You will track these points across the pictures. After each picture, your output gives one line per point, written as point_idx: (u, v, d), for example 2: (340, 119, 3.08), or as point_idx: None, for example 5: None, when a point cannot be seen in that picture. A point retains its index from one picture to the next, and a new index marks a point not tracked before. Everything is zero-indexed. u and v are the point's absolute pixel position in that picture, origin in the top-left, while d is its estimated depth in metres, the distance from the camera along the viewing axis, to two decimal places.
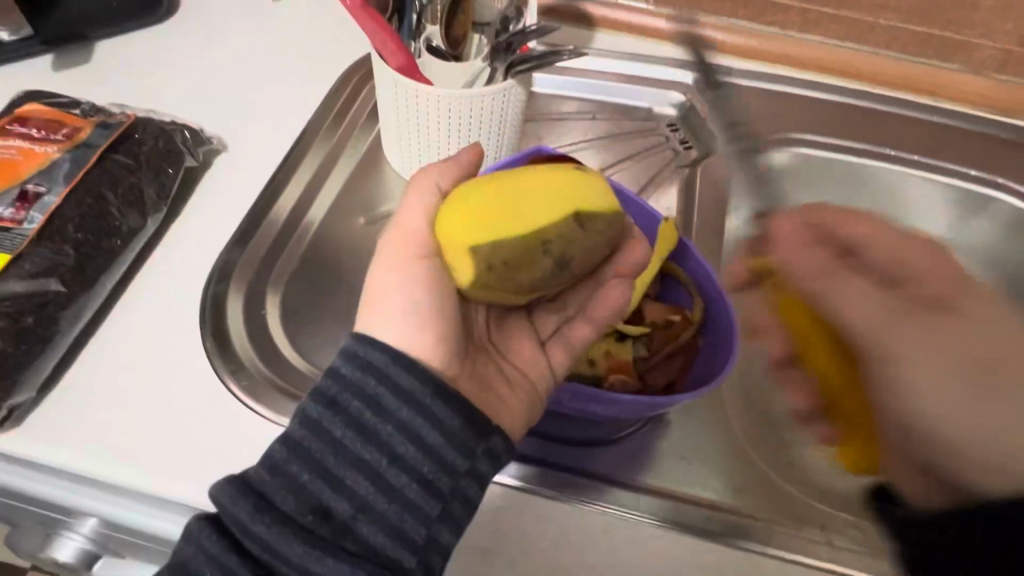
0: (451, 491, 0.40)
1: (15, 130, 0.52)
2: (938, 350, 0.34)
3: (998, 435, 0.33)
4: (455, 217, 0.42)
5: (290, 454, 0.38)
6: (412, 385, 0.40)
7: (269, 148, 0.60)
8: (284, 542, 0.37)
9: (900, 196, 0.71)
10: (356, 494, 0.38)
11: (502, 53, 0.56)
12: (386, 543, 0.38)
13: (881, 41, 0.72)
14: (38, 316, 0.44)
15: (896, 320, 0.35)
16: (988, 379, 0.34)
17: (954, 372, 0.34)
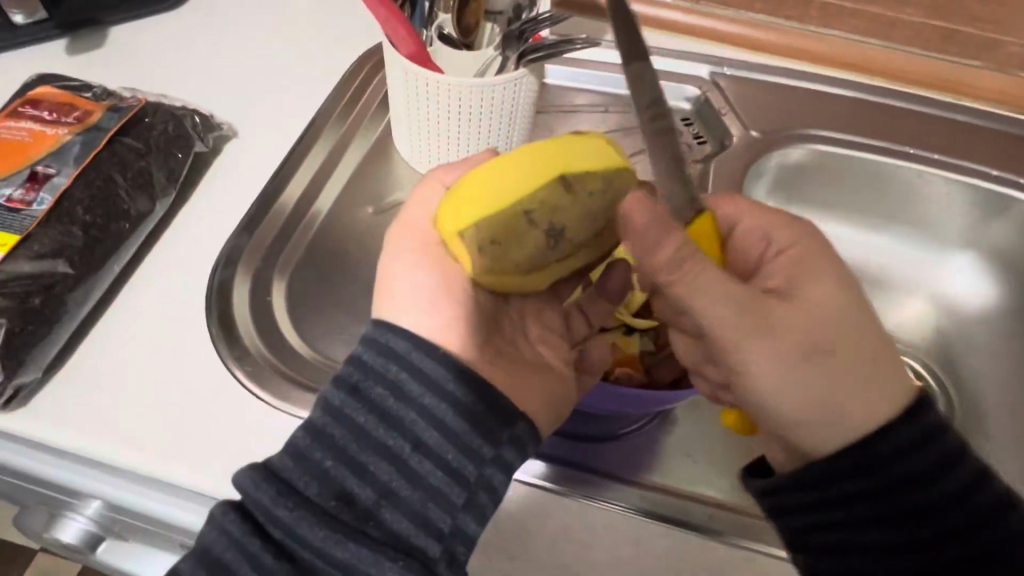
0: (476, 478, 0.39)
1: (27, 112, 0.53)
2: (777, 346, 0.39)
3: (819, 409, 0.40)
4: (446, 202, 0.40)
5: (314, 441, 0.39)
6: (435, 372, 0.40)
7: (279, 133, 0.60)
8: (306, 527, 0.37)
9: (918, 196, 0.69)
10: (379, 479, 0.38)
11: (514, 41, 0.55)
12: (409, 529, 0.37)
13: (903, 36, 0.70)
14: (45, 298, 0.44)
15: (749, 325, 0.38)
16: (817, 364, 0.39)
17: (788, 362, 0.39)
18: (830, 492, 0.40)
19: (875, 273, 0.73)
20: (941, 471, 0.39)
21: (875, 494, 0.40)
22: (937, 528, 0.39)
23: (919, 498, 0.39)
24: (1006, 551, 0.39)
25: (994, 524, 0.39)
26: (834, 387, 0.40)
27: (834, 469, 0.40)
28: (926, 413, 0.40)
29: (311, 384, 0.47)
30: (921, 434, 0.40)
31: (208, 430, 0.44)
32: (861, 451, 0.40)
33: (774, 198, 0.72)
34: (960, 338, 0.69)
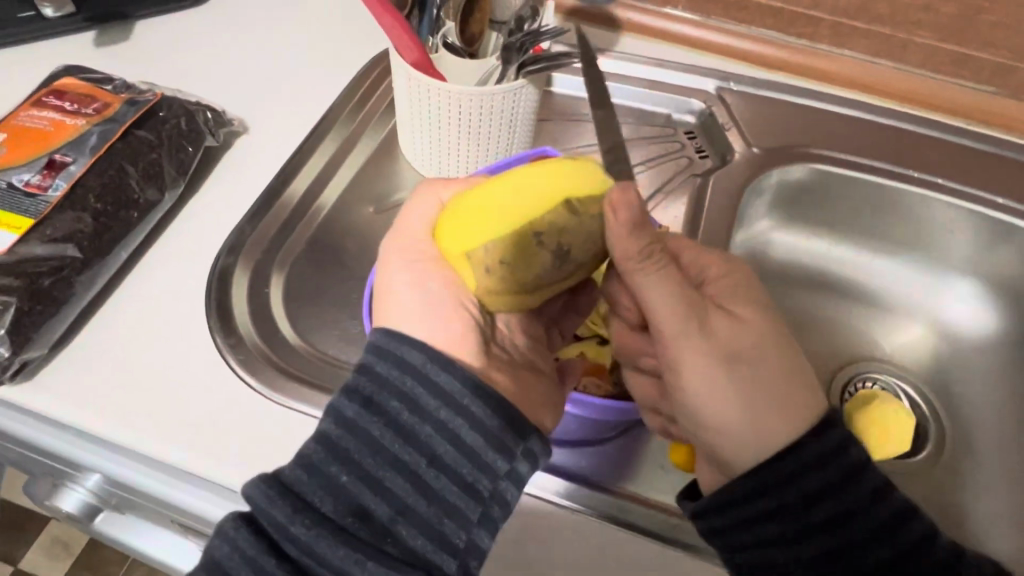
0: (490, 493, 0.40)
1: (50, 102, 0.56)
2: (706, 350, 0.41)
3: (745, 418, 0.41)
4: (450, 229, 0.43)
5: (328, 455, 0.39)
6: (452, 387, 0.40)
7: (290, 131, 0.62)
8: (325, 545, 0.36)
9: (921, 219, 0.68)
10: (396, 495, 0.38)
11: (515, 52, 0.56)
12: (426, 546, 0.38)
13: (914, 58, 0.70)
14: (53, 280, 0.47)
15: (678, 327, 0.41)
16: (744, 373, 0.41)
17: (717, 367, 0.41)
18: (751, 512, 0.41)
19: (875, 296, 0.72)
20: (848, 486, 0.40)
21: (793, 508, 0.40)
22: (857, 538, 0.40)
23: (830, 512, 0.40)
24: (911, 557, 0.40)
25: (901, 532, 0.40)
26: (761, 399, 0.41)
27: (754, 489, 0.41)
28: (834, 430, 0.41)
29: (299, 373, 0.49)
30: (831, 449, 0.41)
31: (200, 413, 0.47)
32: (776, 468, 0.41)
33: (772, 216, 0.72)
34: (957, 364, 0.68)
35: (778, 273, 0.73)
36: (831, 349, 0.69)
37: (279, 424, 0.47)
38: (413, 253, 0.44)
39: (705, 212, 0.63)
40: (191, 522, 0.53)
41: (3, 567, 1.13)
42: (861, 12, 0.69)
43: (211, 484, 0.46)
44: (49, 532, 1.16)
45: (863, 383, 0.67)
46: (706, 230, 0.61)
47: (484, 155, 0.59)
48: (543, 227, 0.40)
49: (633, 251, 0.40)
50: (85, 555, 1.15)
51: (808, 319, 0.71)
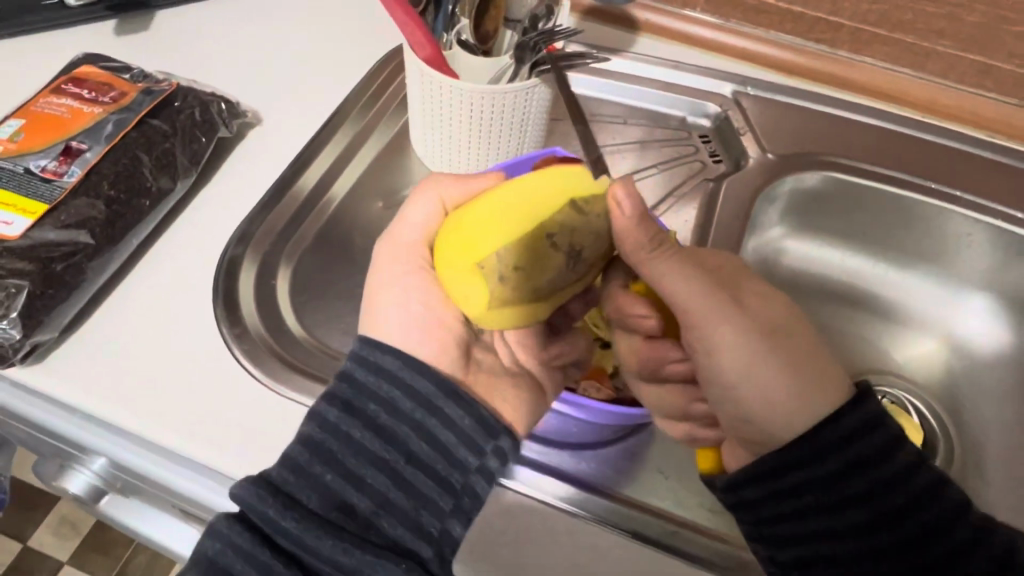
0: (462, 487, 0.41)
1: (69, 89, 0.56)
2: (743, 325, 0.41)
3: (790, 389, 0.40)
4: (449, 247, 0.42)
5: (313, 455, 0.39)
6: (428, 390, 0.41)
7: (303, 124, 0.63)
8: (314, 539, 0.37)
9: (940, 232, 0.67)
10: (377, 490, 0.39)
11: (529, 51, 0.56)
12: (405, 535, 0.39)
13: (936, 68, 0.69)
14: (65, 265, 0.48)
15: (715, 302, 0.41)
16: (779, 344, 0.41)
17: (755, 341, 0.41)
18: (780, 485, 0.41)
19: (889, 306, 0.72)
20: (882, 459, 0.40)
21: (825, 481, 0.40)
22: (893, 507, 0.40)
23: (862, 485, 0.40)
24: (946, 529, 0.40)
25: (936, 503, 0.40)
26: (802, 369, 0.41)
27: (784, 463, 0.41)
28: (868, 403, 0.41)
29: (303, 366, 0.49)
30: (865, 423, 0.40)
31: (206, 401, 0.47)
32: (812, 442, 0.40)
33: (784, 223, 0.72)
34: (969, 380, 0.67)
35: (789, 281, 0.72)
36: (840, 359, 0.68)
37: (281, 414, 0.47)
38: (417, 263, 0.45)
39: (716, 216, 0.62)
40: (191, 507, 0.54)
41: (13, 544, 1.15)
42: (883, 19, 0.67)
43: (213, 472, 0.47)
44: (58, 511, 1.19)
45: None
46: (716, 236, 0.60)
47: (494, 153, 0.59)
48: (554, 228, 0.41)
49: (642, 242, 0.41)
50: (92, 535, 1.18)
51: (818, 329, 0.70)
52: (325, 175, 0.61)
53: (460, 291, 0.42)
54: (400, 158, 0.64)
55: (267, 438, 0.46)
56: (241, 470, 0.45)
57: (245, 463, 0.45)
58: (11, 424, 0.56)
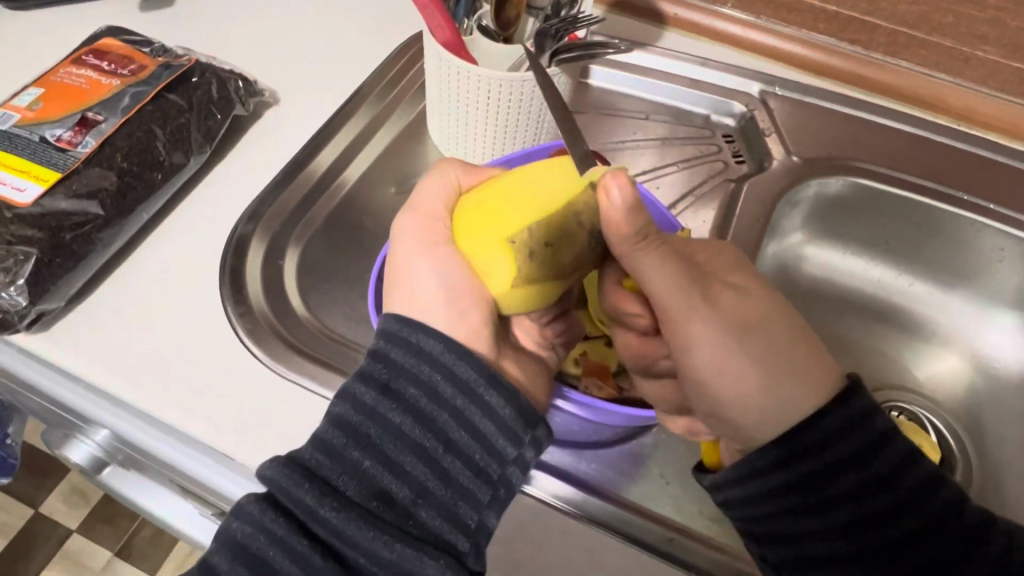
0: (499, 478, 0.39)
1: (90, 61, 0.56)
2: (715, 323, 0.39)
3: (766, 392, 0.39)
4: (472, 228, 0.42)
5: (349, 439, 0.38)
6: (469, 376, 0.40)
7: (320, 106, 0.62)
8: (354, 529, 0.35)
9: (971, 247, 0.64)
10: (416, 478, 0.38)
11: (550, 38, 0.57)
12: (443, 527, 0.37)
13: (975, 74, 0.66)
14: (75, 234, 0.48)
15: (689, 298, 0.39)
16: (754, 341, 0.39)
17: (728, 339, 0.39)
18: (767, 485, 0.39)
19: (914, 321, 0.69)
20: (872, 459, 0.38)
21: (812, 480, 0.39)
22: (883, 505, 0.38)
23: (852, 485, 0.38)
24: (937, 531, 0.38)
25: (925, 503, 0.38)
26: (779, 366, 0.39)
27: (773, 463, 0.39)
28: (858, 399, 0.39)
29: (305, 348, 0.49)
30: (852, 421, 0.38)
31: (208, 377, 0.47)
32: (797, 440, 0.38)
33: (805, 228, 0.69)
34: (992, 401, 0.65)
35: (809, 289, 0.70)
36: (855, 372, 0.66)
37: (279, 395, 0.47)
38: (428, 239, 0.43)
39: (734, 218, 0.60)
40: (187, 484, 0.54)
41: (25, 509, 1.17)
42: (921, 21, 0.65)
43: (210, 449, 0.46)
44: (70, 478, 1.21)
45: (887, 413, 0.63)
46: (733, 239, 0.59)
47: (511, 142, 0.58)
48: (581, 207, 0.41)
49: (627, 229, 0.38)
50: (101, 505, 1.20)
51: (836, 340, 0.68)
52: (338, 157, 0.60)
53: (488, 271, 0.42)
54: (415, 145, 0.63)
55: (265, 419, 0.46)
56: (236, 450, 0.45)
57: (239, 443, 0.45)
58: (20, 392, 0.57)
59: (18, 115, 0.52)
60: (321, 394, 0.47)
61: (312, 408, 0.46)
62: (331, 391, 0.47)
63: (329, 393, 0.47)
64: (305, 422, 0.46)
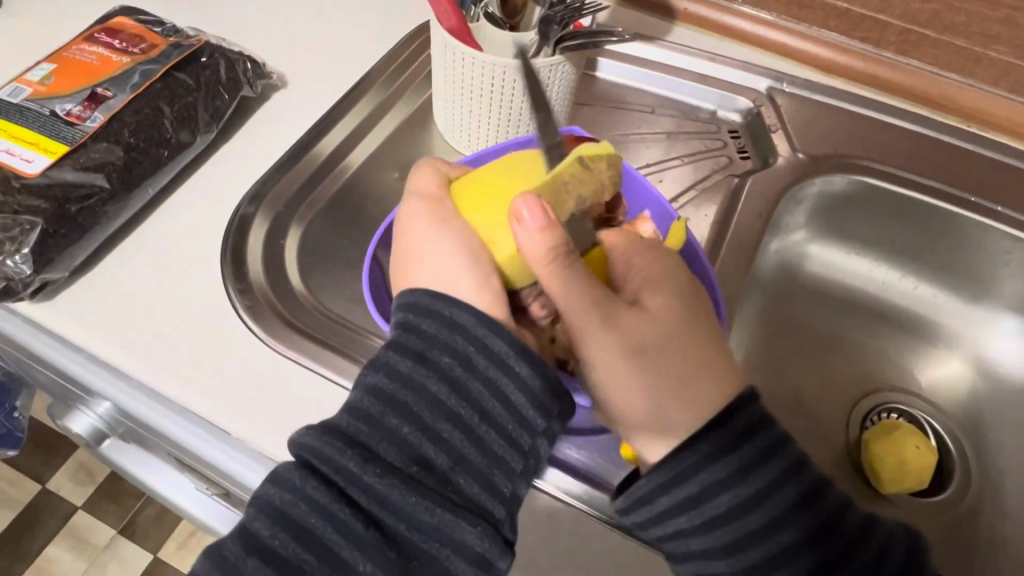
0: (531, 449, 0.40)
1: (102, 39, 0.57)
2: (610, 341, 0.40)
3: (646, 411, 0.40)
4: (479, 206, 0.45)
5: (386, 407, 0.39)
6: (501, 349, 0.40)
7: (327, 90, 0.63)
8: (397, 493, 0.37)
9: (977, 249, 0.64)
10: (453, 445, 0.39)
11: (555, 25, 0.55)
12: (480, 494, 0.38)
13: (988, 75, 0.66)
14: (80, 206, 0.49)
15: (586, 317, 0.40)
16: (646, 363, 0.40)
17: (621, 359, 0.40)
18: (662, 507, 0.39)
19: (916, 325, 0.69)
20: (753, 473, 0.39)
21: (705, 496, 0.38)
22: (779, 511, 0.38)
23: (734, 502, 0.38)
24: (819, 538, 0.38)
25: (807, 512, 0.38)
26: (667, 387, 0.40)
27: (660, 483, 0.39)
28: (740, 414, 0.39)
29: (303, 327, 0.50)
30: (735, 435, 0.39)
31: (207, 351, 0.48)
32: (688, 458, 0.39)
33: (809, 227, 0.69)
34: (993, 407, 0.64)
35: (812, 288, 0.70)
36: (854, 372, 0.66)
37: (276, 371, 0.47)
38: (435, 219, 0.45)
39: (737, 213, 0.60)
40: (185, 458, 0.55)
41: (32, 484, 1.20)
42: (934, 20, 0.64)
43: (206, 423, 0.47)
44: (77, 456, 1.23)
45: (886, 414, 0.64)
46: (734, 234, 0.59)
47: (515, 129, 0.58)
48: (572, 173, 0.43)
49: (550, 246, 0.39)
50: (107, 483, 1.21)
51: (837, 339, 0.68)
52: (344, 142, 0.61)
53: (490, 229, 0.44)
54: (421, 132, 0.64)
55: (260, 395, 0.46)
56: (229, 423, 0.45)
57: (233, 416, 0.45)
58: (25, 363, 0.58)
59: (30, 89, 0.53)
60: (316, 371, 0.47)
61: (307, 385, 0.47)
62: (328, 368, 0.47)
63: (325, 371, 0.47)
64: (300, 398, 0.46)
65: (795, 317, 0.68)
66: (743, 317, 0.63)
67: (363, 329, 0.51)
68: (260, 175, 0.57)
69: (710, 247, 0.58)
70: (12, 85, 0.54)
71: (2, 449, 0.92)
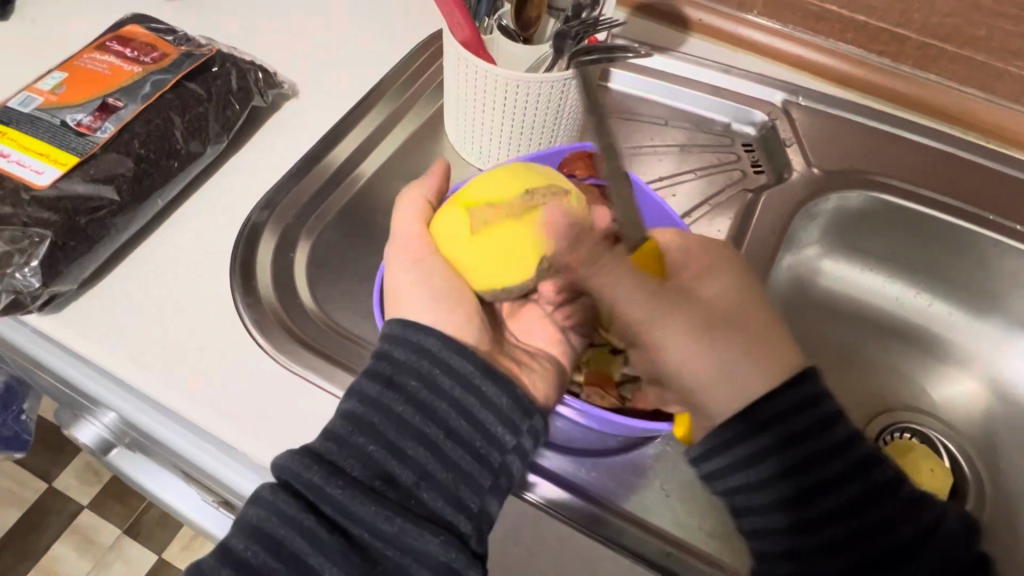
0: (501, 466, 0.39)
1: (114, 47, 0.57)
2: (678, 322, 0.42)
3: (716, 382, 0.41)
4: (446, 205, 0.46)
5: (353, 427, 0.38)
6: (465, 369, 0.40)
7: (338, 101, 0.63)
8: (359, 506, 0.36)
9: (995, 268, 0.63)
10: (418, 462, 0.38)
11: (569, 40, 0.55)
12: (445, 508, 0.37)
13: (1009, 91, 0.65)
14: (90, 218, 0.48)
15: (658, 299, 0.42)
16: (716, 339, 0.42)
17: (691, 338, 0.42)
18: (731, 459, 0.40)
19: (931, 342, 0.68)
20: (813, 433, 0.40)
21: (769, 451, 0.40)
22: (836, 472, 0.39)
23: (793, 459, 0.40)
24: (874, 501, 0.39)
25: (864, 474, 0.39)
26: (734, 360, 0.42)
27: (722, 440, 0.41)
28: (807, 379, 0.41)
29: (312, 342, 0.49)
30: (802, 399, 0.40)
31: (214, 365, 0.47)
32: (757, 413, 0.40)
33: (822, 242, 0.68)
34: (1009, 428, 0.63)
35: (824, 305, 0.69)
36: (867, 390, 0.65)
37: (283, 386, 0.47)
38: (426, 245, 0.44)
39: (750, 229, 0.59)
40: (190, 471, 0.55)
41: (39, 483, 1.20)
42: (954, 35, 0.63)
43: (214, 438, 0.46)
44: (83, 456, 1.23)
45: (899, 433, 0.63)
46: (747, 251, 0.58)
47: (525, 143, 0.58)
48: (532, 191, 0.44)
49: (582, 252, 0.43)
50: (113, 484, 1.22)
51: (849, 356, 0.67)
52: (353, 152, 0.60)
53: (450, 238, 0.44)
54: (432, 143, 0.63)
55: (264, 412, 0.46)
56: (235, 441, 0.45)
57: (237, 433, 0.45)
58: (32, 371, 0.58)
59: (41, 98, 0.53)
60: (323, 387, 0.47)
61: (312, 402, 0.47)
62: (334, 384, 0.47)
63: (333, 389, 0.47)
64: (306, 415, 0.46)
65: (806, 333, 0.67)
66: None
67: (370, 344, 0.50)
68: (270, 187, 0.56)
69: None
70: (23, 94, 0.53)
71: (10, 451, 0.92)
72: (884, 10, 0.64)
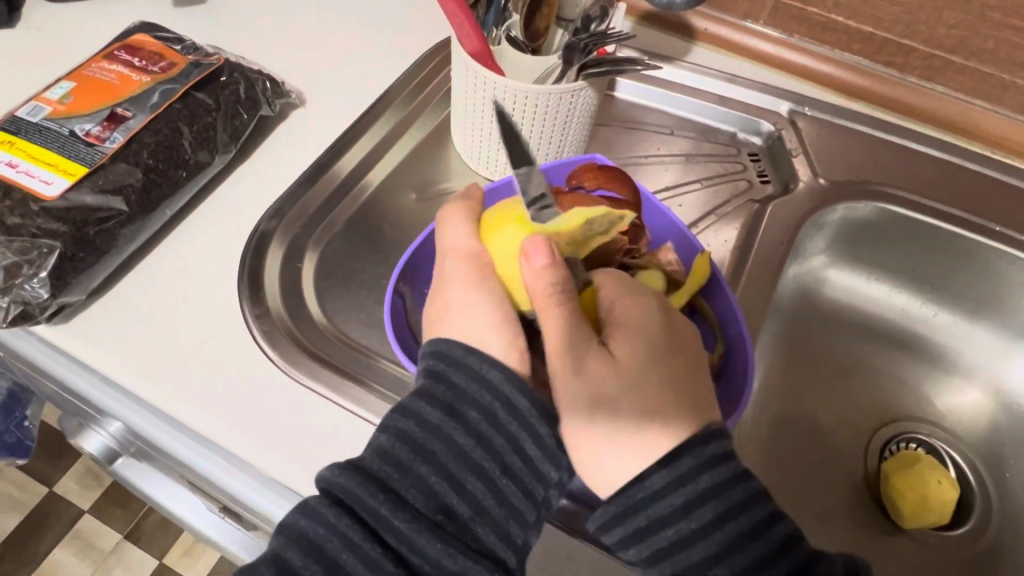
0: (544, 501, 0.39)
1: (122, 56, 0.57)
2: (578, 377, 0.38)
3: (601, 450, 0.38)
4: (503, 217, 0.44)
5: (415, 454, 0.38)
6: (525, 406, 0.39)
7: (346, 110, 0.63)
8: (423, 540, 0.36)
9: (999, 281, 0.63)
10: (475, 497, 0.38)
11: (578, 53, 0.54)
12: (496, 543, 0.38)
13: (1014, 101, 0.65)
14: (98, 229, 0.48)
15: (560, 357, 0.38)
16: (613, 407, 0.38)
17: (582, 403, 0.38)
18: (626, 533, 0.38)
19: (934, 352, 0.67)
20: (700, 506, 0.37)
21: (661, 522, 0.37)
22: (728, 539, 0.37)
23: (683, 533, 0.37)
24: (765, 567, 0.37)
25: (745, 549, 0.37)
26: (629, 434, 0.38)
27: (613, 514, 0.38)
28: (700, 446, 0.38)
29: (319, 353, 0.49)
30: (694, 464, 0.38)
31: (219, 376, 0.47)
32: (645, 485, 0.37)
33: (829, 253, 0.68)
34: (1016, 439, 0.63)
35: (831, 314, 0.69)
36: (873, 402, 0.65)
37: (291, 398, 0.47)
38: (454, 267, 0.44)
39: (757, 240, 0.60)
40: (200, 484, 0.54)
41: (39, 487, 1.20)
42: (960, 46, 0.63)
43: (221, 449, 0.46)
44: (83, 461, 1.22)
45: (904, 444, 0.63)
46: (754, 263, 0.58)
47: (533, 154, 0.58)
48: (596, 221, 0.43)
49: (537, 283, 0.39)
50: (113, 488, 1.21)
51: (855, 365, 0.67)
52: (360, 162, 0.60)
53: (499, 248, 0.43)
54: (439, 152, 0.63)
55: (273, 424, 0.46)
56: (243, 453, 0.45)
57: (246, 446, 0.45)
58: (37, 380, 0.58)
59: (49, 108, 0.53)
60: (334, 400, 0.47)
61: (320, 415, 0.46)
62: (344, 396, 0.47)
63: (346, 401, 0.47)
64: (314, 426, 0.46)
65: (812, 342, 0.67)
66: (760, 347, 0.62)
67: (377, 355, 0.50)
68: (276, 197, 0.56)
69: (732, 274, 0.58)
70: (32, 103, 0.53)
71: (13, 456, 0.92)
72: (891, 21, 0.64)
